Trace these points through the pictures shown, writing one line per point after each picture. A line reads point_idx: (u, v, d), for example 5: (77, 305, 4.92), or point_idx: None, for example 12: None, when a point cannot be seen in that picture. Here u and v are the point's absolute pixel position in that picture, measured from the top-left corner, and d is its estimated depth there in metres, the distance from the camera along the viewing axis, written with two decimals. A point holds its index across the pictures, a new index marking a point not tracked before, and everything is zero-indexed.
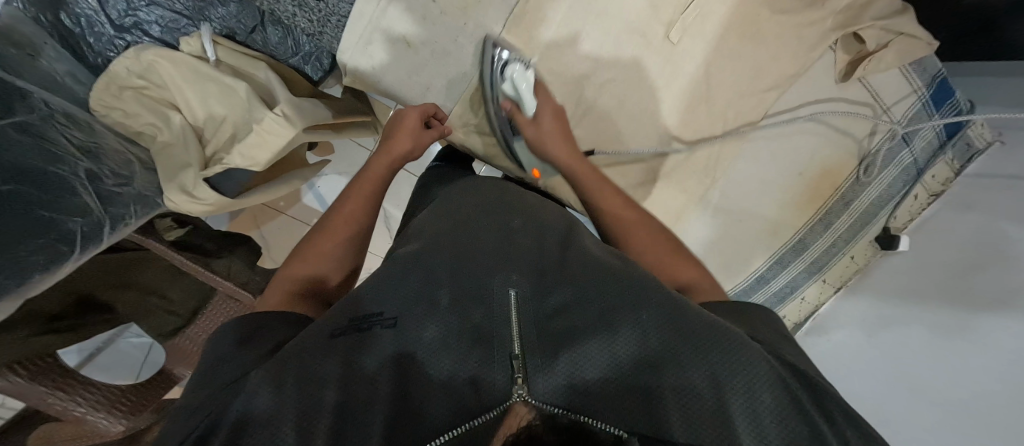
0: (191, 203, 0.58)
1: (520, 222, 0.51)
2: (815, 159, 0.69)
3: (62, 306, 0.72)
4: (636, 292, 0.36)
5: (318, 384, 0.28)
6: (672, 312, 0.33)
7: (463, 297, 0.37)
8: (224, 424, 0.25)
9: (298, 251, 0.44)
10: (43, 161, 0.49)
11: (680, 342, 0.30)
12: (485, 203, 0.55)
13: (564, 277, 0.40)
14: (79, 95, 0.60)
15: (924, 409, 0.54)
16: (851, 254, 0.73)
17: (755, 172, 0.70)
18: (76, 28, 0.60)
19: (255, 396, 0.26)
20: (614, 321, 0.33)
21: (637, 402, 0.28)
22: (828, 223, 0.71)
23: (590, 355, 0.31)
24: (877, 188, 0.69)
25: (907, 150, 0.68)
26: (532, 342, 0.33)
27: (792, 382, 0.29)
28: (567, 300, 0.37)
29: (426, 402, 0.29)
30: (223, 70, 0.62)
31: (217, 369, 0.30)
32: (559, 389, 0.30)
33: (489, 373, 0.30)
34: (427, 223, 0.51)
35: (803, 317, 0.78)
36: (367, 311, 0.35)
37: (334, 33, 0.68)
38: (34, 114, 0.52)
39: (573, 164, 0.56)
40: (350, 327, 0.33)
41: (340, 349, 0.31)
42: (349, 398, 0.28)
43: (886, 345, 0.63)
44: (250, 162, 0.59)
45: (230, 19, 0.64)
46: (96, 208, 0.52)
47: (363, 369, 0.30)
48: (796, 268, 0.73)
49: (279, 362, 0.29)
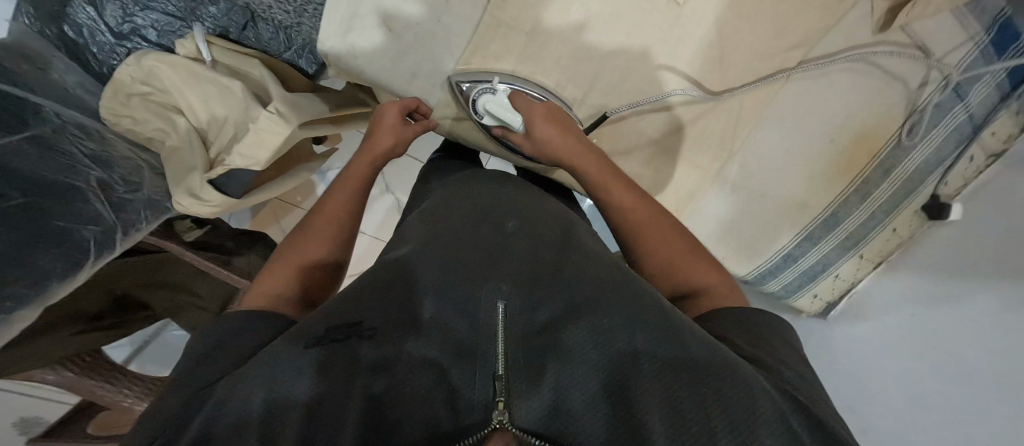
0: (199, 205, 0.60)
1: (515, 224, 0.52)
2: (848, 125, 0.60)
3: (99, 307, 0.75)
4: (634, 310, 0.36)
5: (291, 398, 0.28)
6: (671, 338, 0.33)
7: (448, 306, 0.39)
8: (192, 425, 0.26)
9: (281, 255, 0.44)
10: (58, 173, 0.52)
11: (677, 369, 0.31)
12: (478, 206, 0.56)
13: (554, 289, 0.41)
14: (88, 105, 0.62)
15: (961, 412, 0.53)
16: (893, 227, 0.66)
17: (782, 141, 0.61)
18: (79, 39, 0.62)
19: (226, 406, 0.27)
20: (605, 346, 0.34)
21: (615, 425, 0.30)
22: (865, 194, 0.63)
23: (573, 377, 0.33)
24: (922, 152, 0.61)
25: (961, 104, 0.58)
26: (518, 359, 0.34)
27: (791, 413, 0.28)
28: (555, 314, 0.39)
29: (404, 418, 0.29)
30: (220, 70, 0.62)
31: (198, 367, 0.31)
32: (542, 413, 0.31)
33: (472, 390, 0.32)
34: (418, 228, 0.51)
35: (837, 295, 0.73)
36: (347, 319, 0.34)
37: (313, 23, 0.63)
38: (46, 128, 0.54)
39: (581, 158, 0.49)
40: (327, 336, 0.32)
41: (315, 363, 0.30)
42: (320, 407, 0.28)
43: (914, 339, 0.61)
44: (251, 161, 0.59)
45: (222, 18, 0.63)
46: (108, 216, 0.53)
47: (337, 379, 0.30)
48: (828, 244, 0.67)
49: (248, 368, 0.30)
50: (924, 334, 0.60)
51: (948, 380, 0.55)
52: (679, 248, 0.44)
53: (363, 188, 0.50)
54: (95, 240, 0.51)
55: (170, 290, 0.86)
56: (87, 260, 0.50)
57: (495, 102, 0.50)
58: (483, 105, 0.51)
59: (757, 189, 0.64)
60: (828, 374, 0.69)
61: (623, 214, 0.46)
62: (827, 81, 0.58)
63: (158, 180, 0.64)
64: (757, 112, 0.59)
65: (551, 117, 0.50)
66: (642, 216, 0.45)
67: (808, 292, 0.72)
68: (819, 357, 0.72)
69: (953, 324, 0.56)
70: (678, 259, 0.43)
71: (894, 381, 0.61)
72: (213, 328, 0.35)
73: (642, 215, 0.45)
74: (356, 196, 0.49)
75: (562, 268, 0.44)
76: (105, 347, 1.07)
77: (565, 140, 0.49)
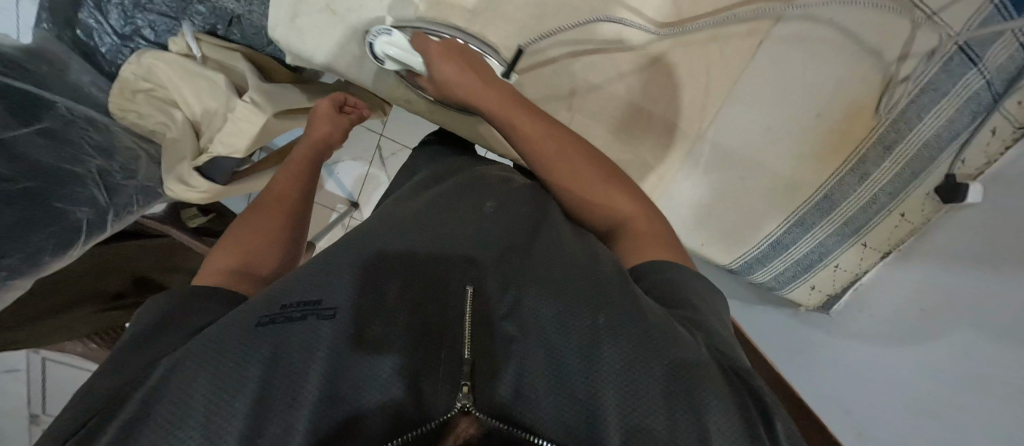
0: (184, 190, 0.64)
1: (492, 206, 0.45)
2: (836, 98, 0.56)
3: (122, 285, 0.80)
4: (603, 302, 0.32)
5: (241, 381, 0.26)
6: (630, 328, 0.30)
7: (414, 289, 0.35)
8: (128, 407, 0.25)
9: (231, 235, 0.44)
10: (61, 160, 0.57)
11: (633, 349, 0.28)
12: (462, 183, 0.50)
13: (524, 275, 0.36)
14: (99, 101, 0.68)
15: (958, 406, 0.47)
16: (900, 211, 0.59)
17: (757, 119, 0.59)
18: (89, 42, 0.69)
19: (161, 399, 0.26)
20: (571, 333, 0.30)
21: (586, 413, 0.26)
22: (863, 174, 0.58)
23: (539, 364, 0.29)
24: (931, 124, 0.53)
25: (975, 70, 0.50)
26: (487, 345, 0.31)
27: (740, 391, 0.28)
28: (524, 297, 0.34)
29: (367, 385, 0.27)
30: (208, 65, 0.65)
31: (131, 359, 0.29)
32: (509, 393, 0.27)
33: (432, 383, 0.27)
34: (397, 206, 0.47)
35: (839, 289, 0.66)
36: (305, 299, 0.32)
37: (262, 11, 0.68)
38: (57, 121, 0.60)
39: (481, 100, 0.48)
40: (282, 314, 0.31)
41: (269, 343, 0.28)
42: (273, 398, 0.26)
43: (925, 336, 0.53)
44: (231, 149, 0.63)
45: (210, 16, 0.68)
46: (102, 199, 0.59)
47: (298, 362, 0.28)
48: (823, 231, 0.62)
49: (189, 353, 0.28)
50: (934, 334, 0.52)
51: (943, 378, 0.49)
52: (599, 177, 0.46)
53: (308, 177, 0.54)
54: (88, 221, 0.57)
55: (185, 273, 0.91)
56: (80, 240, 0.56)
57: (391, 44, 0.49)
58: (381, 50, 0.50)
59: (738, 168, 0.61)
60: (825, 377, 0.63)
61: (541, 157, 0.46)
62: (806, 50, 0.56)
63: (155, 169, 0.70)
64: (719, 90, 0.57)
65: (454, 58, 0.48)
66: (560, 159, 0.46)
67: (804, 282, 0.66)
68: (815, 357, 0.66)
69: (959, 319, 0.49)
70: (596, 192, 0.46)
71: (895, 381, 0.54)
72: (163, 303, 0.34)
73: (560, 158, 0.46)
74: (302, 180, 0.53)
75: (525, 250, 0.40)
76: None
77: (462, 79, 0.48)
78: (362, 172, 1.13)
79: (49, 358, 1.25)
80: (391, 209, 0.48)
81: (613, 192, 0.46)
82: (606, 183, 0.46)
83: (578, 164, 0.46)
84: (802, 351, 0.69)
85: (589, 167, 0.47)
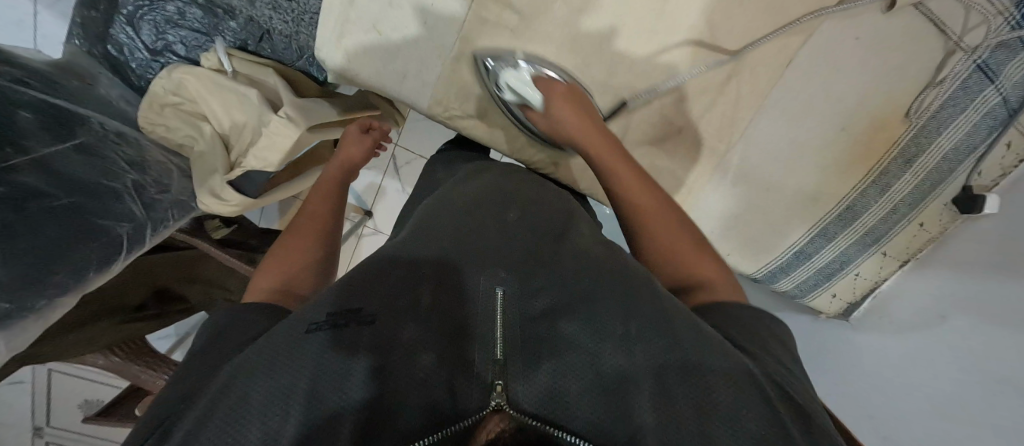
0: (221, 205, 0.64)
1: (517, 215, 0.44)
2: (860, 112, 0.58)
3: (143, 298, 0.79)
4: (632, 300, 0.32)
5: (289, 379, 0.26)
6: (662, 328, 0.29)
7: (446, 297, 0.34)
8: (190, 413, 0.25)
9: (273, 253, 0.46)
10: (97, 175, 0.58)
11: (665, 355, 0.28)
12: (491, 193, 0.48)
13: (554, 280, 0.35)
14: (128, 115, 0.69)
15: (997, 402, 0.47)
16: (919, 221, 0.60)
17: (785, 130, 0.61)
18: (120, 57, 0.70)
19: (219, 398, 0.25)
20: (601, 332, 0.30)
21: (614, 412, 0.26)
22: (884, 186, 0.60)
23: (570, 364, 0.29)
24: (950, 138, 0.55)
25: (991, 88, 0.52)
26: (518, 346, 0.30)
27: (771, 390, 0.26)
28: (553, 305, 0.33)
29: (403, 386, 0.27)
30: (239, 79, 0.66)
31: (203, 363, 0.31)
32: (539, 396, 0.27)
33: (466, 381, 0.28)
34: (445, 202, 0.46)
35: (860, 296, 0.68)
36: (349, 306, 0.31)
37: (309, 31, 0.71)
38: (91, 136, 0.61)
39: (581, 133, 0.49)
40: (328, 322, 0.29)
41: (314, 351, 0.27)
42: (317, 395, 0.26)
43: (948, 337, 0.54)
44: (265, 163, 0.63)
45: (241, 32, 0.70)
46: (139, 213, 0.60)
47: (338, 366, 0.27)
48: (845, 241, 0.64)
49: (244, 360, 0.27)
50: (958, 334, 0.53)
51: (972, 370, 0.50)
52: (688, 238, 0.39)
53: (333, 196, 0.57)
54: (128, 234, 0.58)
55: (202, 284, 0.90)
56: (121, 253, 0.57)
57: (518, 78, 0.52)
58: (504, 79, 0.53)
59: (760, 179, 0.63)
60: (851, 382, 0.64)
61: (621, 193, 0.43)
62: (830, 68, 0.58)
63: (186, 183, 0.70)
64: (747, 105, 0.60)
65: (567, 98, 0.51)
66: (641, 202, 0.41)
67: (826, 290, 0.68)
68: (837, 362, 0.67)
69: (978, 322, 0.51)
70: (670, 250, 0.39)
71: (925, 384, 0.55)
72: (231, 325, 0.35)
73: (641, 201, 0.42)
74: (328, 199, 0.56)
75: (550, 255, 0.39)
76: (149, 336, 1.18)
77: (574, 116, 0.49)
78: (377, 183, 1.14)
79: (55, 369, 1.24)
80: (427, 210, 0.46)
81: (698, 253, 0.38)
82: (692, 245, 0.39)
83: (657, 208, 0.41)
84: (831, 353, 0.69)
85: (673, 221, 0.40)
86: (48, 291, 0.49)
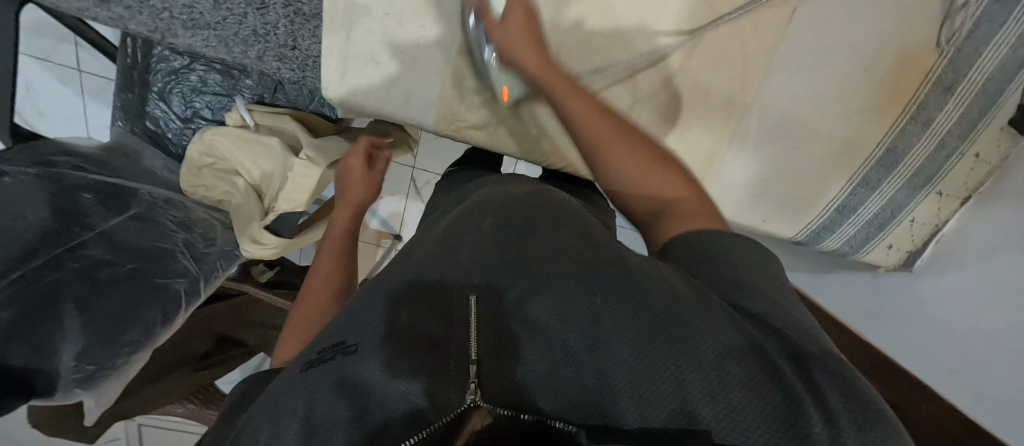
0: (258, 248, 0.68)
1: (493, 221, 0.42)
2: (883, 48, 0.54)
3: (208, 346, 0.84)
4: (599, 277, 0.31)
5: (289, 409, 0.29)
6: (628, 290, 0.28)
7: (425, 314, 0.34)
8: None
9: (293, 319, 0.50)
10: (155, 239, 0.64)
11: (632, 319, 0.27)
12: (497, 197, 0.47)
13: (528, 272, 0.34)
14: (172, 181, 0.76)
15: None
16: (975, 150, 0.54)
17: (800, 82, 0.58)
18: (157, 130, 0.76)
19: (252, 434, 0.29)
20: (566, 310, 0.30)
21: (586, 383, 0.26)
22: (926, 121, 0.55)
23: (543, 346, 0.29)
24: (993, 54, 0.50)
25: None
26: (490, 343, 0.30)
27: (767, 346, 0.23)
28: (523, 294, 0.32)
29: (389, 399, 0.27)
30: (261, 131, 0.71)
31: (248, 395, 0.35)
32: (510, 388, 0.27)
33: (444, 382, 0.27)
34: (456, 214, 0.46)
35: (919, 242, 0.62)
36: (336, 340, 0.33)
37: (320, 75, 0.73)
38: (143, 204, 0.67)
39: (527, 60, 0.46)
40: (318, 358, 0.32)
41: (308, 382, 0.30)
42: (311, 422, 0.28)
43: None
44: (294, 204, 0.67)
45: (257, 87, 0.75)
46: (192, 269, 0.65)
47: (324, 400, 0.29)
48: (889, 188, 0.59)
49: (258, 412, 0.31)
50: None
51: None
52: (649, 160, 0.39)
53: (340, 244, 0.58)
54: (185, 290, 0.63)
55: (259, 327, 0.93)
56: (181, 308, 0.62)
57: None
58: None
59: (779, 137, 0.61)
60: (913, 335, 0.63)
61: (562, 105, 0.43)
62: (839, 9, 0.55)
63: (228, 234, 0.75)
64: (756, 63, 0.58)
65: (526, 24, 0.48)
66: (594, 120, 0.42)
67: (879, 243, 0.63)
68: (902, 325, 0.64)
69: None
70: (641, 174, 0.38)
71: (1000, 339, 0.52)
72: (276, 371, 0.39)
73: (594, 118, 0.42)
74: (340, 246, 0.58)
75: (524, 253, 0.37)
76: (222, 382, 1.27)
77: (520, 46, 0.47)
78: (401, 206, 1.17)
79: (145, 424, 1.33)
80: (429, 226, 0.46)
81: (663, 171, 0.39)
82: (655, 164, 0.39)
83: (606, 121, 0.42)
84: (902, 315, 0.64)
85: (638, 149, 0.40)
86: (124, 349, 0.55)
